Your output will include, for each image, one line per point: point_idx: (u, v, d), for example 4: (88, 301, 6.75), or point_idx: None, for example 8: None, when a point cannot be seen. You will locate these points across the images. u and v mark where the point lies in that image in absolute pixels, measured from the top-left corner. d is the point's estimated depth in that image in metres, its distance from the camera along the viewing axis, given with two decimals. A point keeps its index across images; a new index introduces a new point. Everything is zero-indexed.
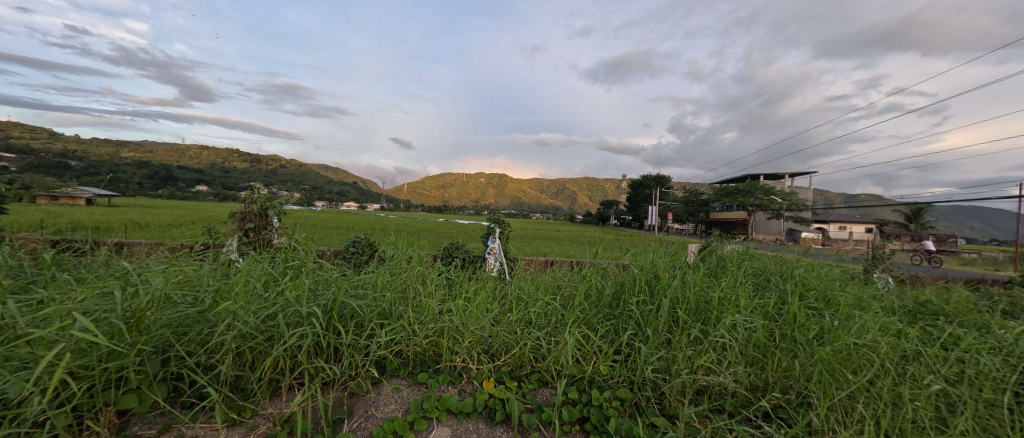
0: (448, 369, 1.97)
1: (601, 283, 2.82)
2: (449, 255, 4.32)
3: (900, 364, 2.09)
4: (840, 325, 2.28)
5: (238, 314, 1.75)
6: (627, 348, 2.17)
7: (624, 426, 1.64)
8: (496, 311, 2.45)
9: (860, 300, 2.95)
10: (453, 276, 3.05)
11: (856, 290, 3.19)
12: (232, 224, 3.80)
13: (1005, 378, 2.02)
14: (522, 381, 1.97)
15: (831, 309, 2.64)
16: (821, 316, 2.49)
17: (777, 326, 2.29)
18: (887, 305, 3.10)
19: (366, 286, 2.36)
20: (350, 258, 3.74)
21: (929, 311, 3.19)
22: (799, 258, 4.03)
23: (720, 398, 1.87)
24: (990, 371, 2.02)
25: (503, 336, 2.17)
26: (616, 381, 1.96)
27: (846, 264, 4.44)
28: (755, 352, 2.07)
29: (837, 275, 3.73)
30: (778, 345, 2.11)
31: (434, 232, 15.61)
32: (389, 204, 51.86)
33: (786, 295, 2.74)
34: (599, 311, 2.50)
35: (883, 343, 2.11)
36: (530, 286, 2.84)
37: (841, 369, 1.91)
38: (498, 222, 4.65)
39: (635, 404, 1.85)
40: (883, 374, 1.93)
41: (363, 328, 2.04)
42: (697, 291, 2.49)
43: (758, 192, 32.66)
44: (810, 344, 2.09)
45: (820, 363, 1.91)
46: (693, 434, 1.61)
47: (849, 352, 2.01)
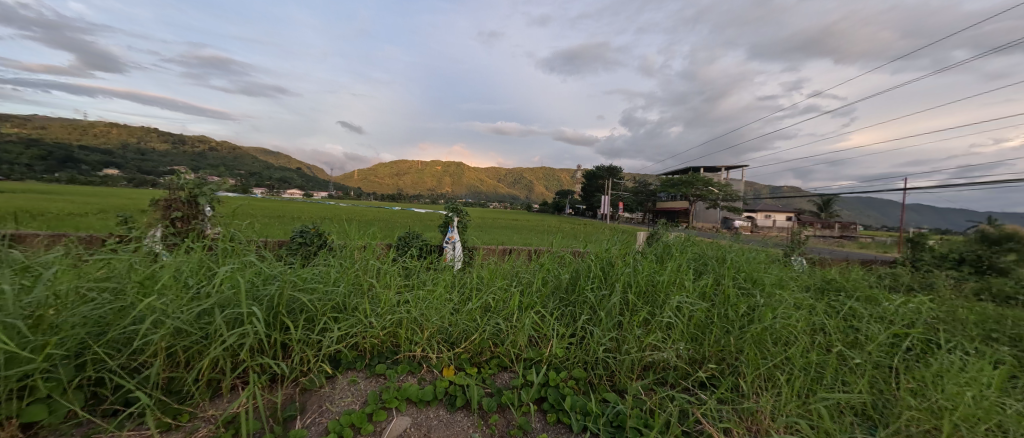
0: (407, 360, 1.95)
1: (559, 271, 2.91)
2: (405, 245, 4.24)
3: (811, 334, 2.40)
4: (765, 303, 2.57)
5: (167, 310, 1.59)
6: (581, 331, 2.28)
7: (579, 403, 1.74)
8: (455, 300, 2.45)
9: (782, 280, 3.32)
10: (410, 266, 2.99)
11: (778, 272, 3.61)
12: (154, 213, 3.43)
13: (888, 342, 2.41)
14: (482, 367, 2.01)
15: (757, 288, 2.97)
16: (750, 295, 2.79)
17: (715, 307, 2.51)
18: (802, 284, 3.55)
19: (316, 279, 2.24)
20: (297, 249, 3.53)
21: (833, 287, 3.70)
22: (732, 244, 4.46)
23: (663, 371, 2.04)
24: (877, 336, 2.40)
25: (463, 324, 2.18)
26: (572, 362, 2.07)
27: (770, 249, 4.98)
28: (695, 330, 2.26)
29: (762, 259, 4.17)
30: (714, 322, 2.34)
31: (387, 221, 15.05)
32: (338, 193, 49.28)
33: (722, 277, 3.03)
34: (557, 298, 2.58)
35: (797, 317, 2.42)
36: (488, 274, 2.88)
37: (765, 342, 2.16)
38: (455, 212, 4.60)
39: (588, 382, 1.97)
40: (798, 344, 2.20)
41: (314, 323, 1.95)
42: (647, 276, 2.67)
43: (699, 184, 35.05)
44: (742, 322, 2.33)
45: (747, 337, 2.15)
46: (640, 407, 1.74)
47: (772, 326, 2.28)
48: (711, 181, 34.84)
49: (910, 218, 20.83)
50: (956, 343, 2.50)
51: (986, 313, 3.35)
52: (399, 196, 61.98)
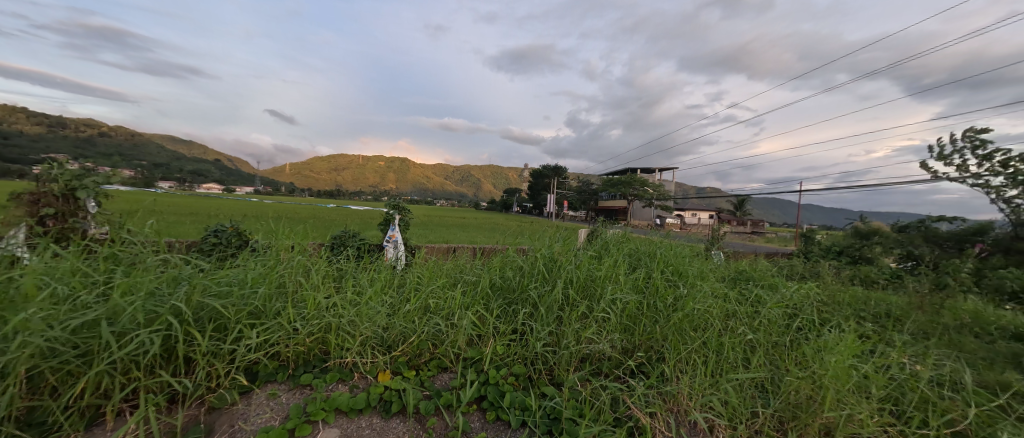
0: (337, 367, 1.83)
1: (503, 268, 2.92)
2: (341, 244, 3.98)
3: (725, 319, 2.68)
4: (688, 293, 2.81)
5: (27, 325, 1.33)
6: (522, 327, 2.31)
7: (518, 399, 1.76)
8: (393, 302, 2.35)
9: (703, 273, 3.66)
10: (345, 267, 2.81)
11: (700, 265, 3.98)
12: (15, 209, 2.82)
13: (784, 324, 2.77)
14: (421, 369, 1.96)
15: (682, 280, 3.24)
16: (676, 287, 3.04)
17: (646, 298, 2.70)
18: (719, 275, 3.96)
19: (231, 283, 2.00)
20: (211, 251, 3.15)
21: (744, 277, 4.17)
22: (662, 240, 4.82)
23: (598, 362, 2.15)
24: (776, 319, 2.76)
25: (400, 326, 2.10)
26: (512, 358, 2.09)
27: (694, 244, 5.48)
28: (627, 322, 2.41)
29: (688, 253, 4.56)
30: (645, 313, 2.50)
31: (323, 219, 14.01)
32: (266, 188, 44.91)
33: (652, 271, 3.26)
34: (499, 295, 2.59)
35: (714, 305, 2.68)
36: (429, 274, 2.80)
37: (687, 329, 2.36)
38: (397, 209, 4.41)
39: (527, 378, 2.00)
40: (714, 329, 2.44)
41: (226, 332, 1.74)
42: (586, 272, 2.78)
43: (636, 184, 37.46)
44: (668, 312, 2.52)
45: (672, 326, 2.34)
46: (575, 398, 1.80)
47: (693, 314, 2.50)
48: (647, 181, 37.41)
49: (806, 216, 24.19)
50: (834, 322, 2.95)
51: (857, 296, 4.01)
52: (338, 192, 58.19)
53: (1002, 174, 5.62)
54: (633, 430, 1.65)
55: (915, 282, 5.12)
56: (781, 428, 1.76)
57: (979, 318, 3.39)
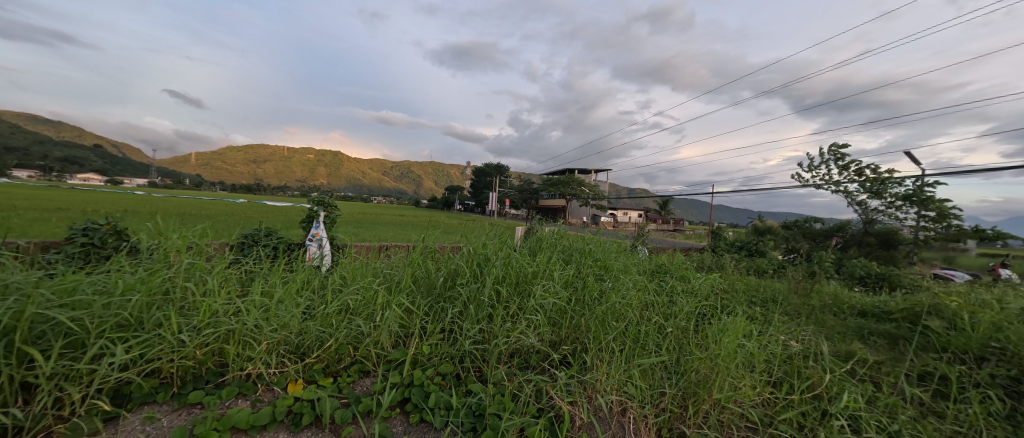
0: (237, 381, 1.65)
1: (435, 266, 2.84)
2: (254, 243, 3.59)
3: (644, 309, 2.91)
4: (612, 286, 3.00)
5: None
6: (450, 326, 2.27)
7: (443, 398, 1.74)
8: (308, 305, 2.17)
9: (627, 267, 3.94)
10: (254, 269, 2.54)
11: (625, 260, 4.28)
12: None
13: (692, 312, 3.09)
14: (339, 376, 1.84)
15: (608, 274, 3.45)
16: (602, 280, 3.23)
17: (574, 292, 2.81)
18: (641, 268, 4.29)
19: (94, 291, 1.69)
20: (77, 253, 2.64)
21: (663, 270, 4.57)
22: (593, 236, 5.08)
23: (527, 355, 2.20)
24: (686, 308, 3.06)
25: (315, 331, 1.95)
26: (439, 358, 2.05)
27: (622, 241, 5.86)
28: (555, 315, 2.49)
29: (615, 249, 4.87)
30: (572, 306, 2.61)
31: (238, 216, 12.55)
32: (165, 181, 38.94)
33: (581, 266, 3.42)
34: (429, 294, 2.52)
35: (634, 297, 2.90)
36: (353, 273, 2.64)
37: (610, 320, 2.51)
38: (322, 206, 4.09)
39: (455, 376, 1.98)
40: (633, 319, 2.64)
41: (85, 349, 1.47)
42: (518, 268, 2.82)
43: (573, 184, 39.14)
44: (593, 305, 2.65)
45: (596, 318, 2.47)
46: (501, 392, 1.83)
47: (616, 306, 2.67)
48: (583, 181, 39.29)
49: (717, 215, 27.30)
50: (732, 308, 3.36)
51: (751, 284, 4.62)
52: (258, 186, 52.43)
53: (856, 181, 6.88)
54: (555, 419, 1.71)
55: (795, 271, 6.05)
56: (684, 404, 1.96)
57: (838, 300, 4.11)
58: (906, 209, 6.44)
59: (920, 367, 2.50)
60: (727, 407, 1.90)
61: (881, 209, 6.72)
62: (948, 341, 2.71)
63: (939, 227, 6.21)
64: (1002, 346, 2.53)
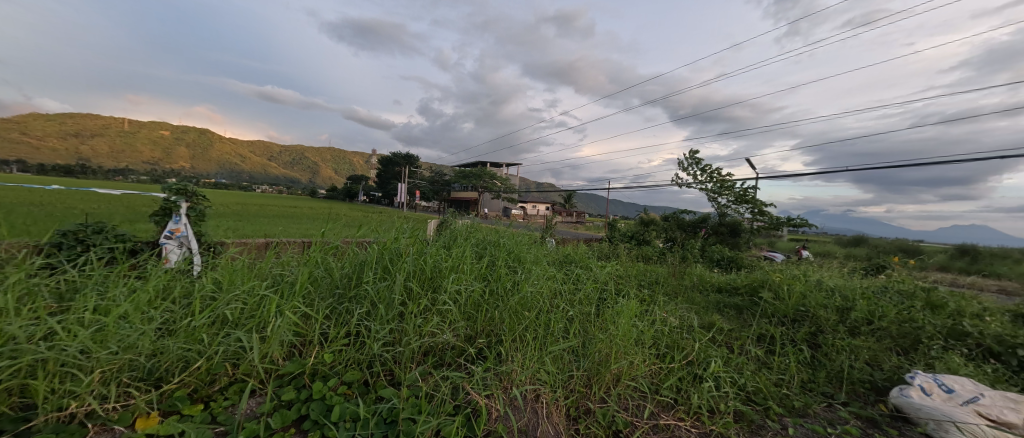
0: (53, 425, 1.27)
1: (337, 262, 2.55)
2: (80, 242, 2.79)
3: (553, 297, 3.07)
4: (525, 278, 3.10)
5: None
6: (356, 329, 2.08)
7: (348, 409, 1.58)
8: (167, 319, 1.78)
9: (538, 258, 4.12)
10: (81, 277, 1.97)
11: (536, 251, 4.47)
12: None
13: (594, 298, 3.38)
14: (213, 400, 1.55)
15: (520, 265, 3.56)
16: (515, 272, 3.32)
17: (489, 285, 2.82)
18: (550, 259, 4.53)
19: None
20: None
21: (569, 259, 4.91)
22: (506, 229, 5.19)
23: (442, 352, 2.14)
24: (589, 296, 3.33)
25: (178, 350, 1.61)
26: (343, 365, 1.87)
27: (532, 233, 6.12)
28: (470, 309, 2.47)
29: (526, 241, 5.06)
30: (487, 300, 2.61)
31: (54, 207, 9.61)
32: None
33: (495, 259, 3.46)
34: (330, 294, 2.26)
35: (544, 287, 3.03)
36: (231, 277, 2.24)
37: (523, 311, 2.58)
38: (184, 195, 3.35)
39: (363, 383, 1.83)
40: (544, 307, 2.76)
41: None
42: (432, 263, 2.71)
43: (485, 177, 39.50)
44: (507, 296, 2.70)
45: (510, 310, 2.51)
46: (415, 394, 1.74)
47: (528, 297, 2.76)
48: (495, 175, 39.94)
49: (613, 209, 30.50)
50: (626, 292, 3.79)
51: (640, 270, 5.27)
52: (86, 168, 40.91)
53: (708, 183, 8.36)
54: (471, 414, 1.70)
55: (673, 257, 7.10)
56: (589, 383, 2.13)
57: (703, 280, 4.94)
58: (741, 206, 8.09)
59: (757, 330, 3.16)
60: (624, 381, 2.14)
61: (729, 204, 8.29)
62: (774, 308, 3.48)
63: (765, 217, 7.91)
64: (806, 309, 3.35)
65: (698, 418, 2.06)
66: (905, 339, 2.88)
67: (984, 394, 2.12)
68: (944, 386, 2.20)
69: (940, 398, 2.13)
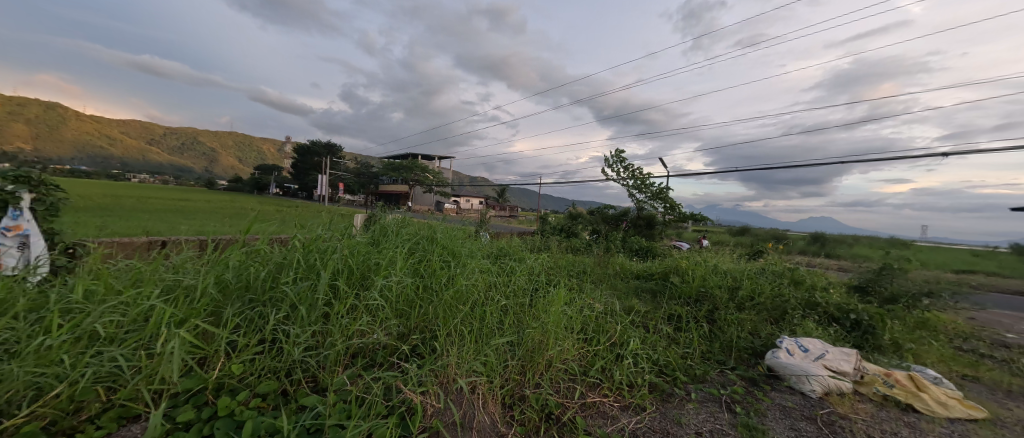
0: None
1: (247, 261, 2.26)
2: None
3: (487, 290, 3.11)
4: (459, 272, 3.08)
5: None
6: (272, 334, 1.88)
7: (264, 423, 1.43)
8: (8, 340, 1.43)
9: (472, 252, 4.12)
10: None
11: (470, 245, 4.47)
12: None
13: (526, 288, 3.50)
14: (83, 431, 1.30)
15: (454, 260, 3.53)
16: (448, 267, 3.28)
17: (422, 280, 2.75)
18: (484, 253, 4.57)
19: None
20: None
21: (502, 253, 5.00)
22: (439, 223, 5.09)
23: (373, 353, 2.05)
24: (522, 287, 3.45)
25: (28, 376, 1.31)
26: (256, 376, 1.69)
27: (466, 227, 6.09)
28: (402, 306, 2.39)
29: (460, 235, 5.02)
30: (420, 296, 2.55)
31: None
32: None
33: (429, 254, 3.38)
34: (239, 298, 2.00)
35: (478, 280, 3.05)
36: (102, 284, 1.86)
37: (458, 305, 2.58)
38: (29, 185, 2.67)
39: (280, 393, 1.67)
40: (479, 300, 2.79)
41: None
42: (360, 260, 2.56)
43: (417, 170, 38.06)
44: (441, 291, 2.66)
45: (445, 305, 2.49)
46: (343, 399, 1.64)
47: (463, 291, 2.76)
48: (427, 168, 38.74)
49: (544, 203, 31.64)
50: (557, 282, 3.98)
51: (569, 261, 5.58)
52: None
53: (628, 180, 9.12)
54: (406, 413, 1.67)
55: (598, 248, 7.63)
56: (524, 371, 2.21)
57: (624, 268, 5.40)
58: (655, 201, 8.98)
59: (668, 311, 3.56)
60: (556, 366, 2.26)
61: (645, 199, 9.13)
62: (682, 290, 3.95)
63: (675, 212, 8.89)
64: (706, 290, 3.87)
65: (620, 393, 2.27)
66: (776, 311, 3.49)
67: (829, 351, 2.66)
68: (803, 347, 2.72)
69: (799, 357, 2.62)
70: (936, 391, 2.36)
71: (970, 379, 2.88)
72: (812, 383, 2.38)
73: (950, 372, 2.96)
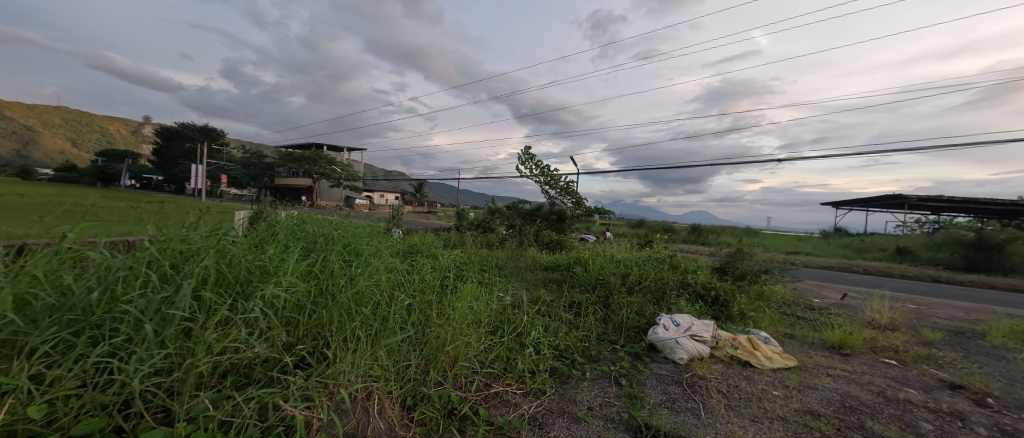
0: None
1: (66, 271, 1.75)
2: None
3: (391, 290, 2.95)
4: (361, 272, 2.86)
5: None
6: (103, 362, 1.50)
7: None
8: None
9: (379, 250, 3.88)
10: None
11: (377, 243, 4.20)
12: None
13: (435, 286, 3.42)
14: None
15: (356, 259, 3.28)
16: (349, 267, 3.03)
17: (316, 283, 2.48)
18: (393, 251, 4.35)
19: None
20: None
21: (413, 250, 4.82)
22: (342, 220, 4.67)
23: (248, 369, 1.80)
24: (431, 285, 3.36)
25: None
26: (74, 415, 1.35)
27: (375, 223, 5.71)
28: (290, 313, 2.13)
29: (367, 232, 4.68)
30: (313, 300, 2.30)
31: None
32: None
33: (325, 254, 3.07)
34: (52, 317, 1.55)
35: (383, 280, 2.88)
36: None
37: (357, 307, 2.39)
38: None
39: (112, 432, 1.37)
40: (382, 301, 2.64)
41: None
42: (237, 263, 2.19)
43: (321, 162, 34.44)
44: (338, 293, 2.44)
45: (342, 308, 2.28)
46: (203, 427, 1.41)
47: (364, 293, 2.56)
48: (333, 160, 35.36)
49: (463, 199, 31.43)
50: (468, 277, 3.98)
51: (483, 256, 5.63)
52: None
53: (541, 177, 9.53)
54: (284, 432, 1.51)
55: (513, 243, 7.84)
56: (426, 369, 2.16)
57: (535, 261, 5.65)
58: (565, 197, 9.56)
59: (570, 299, 3.84)
60: (460, 361, 2.26)
61: (556, 195, 9.66)
62: (583, 279, 4.29)
63: (582, 207, 9.59)
64: (603, 278, 4.26)
65: (522, 381, 2.38)
66: (657, 293, 4.01)
67: (694, 324, 3.15)
68: (676, 322, 3.17)
69: (673, 330, 3.05)
70: (765, 348, 2.97)
71: (789, 336, 3.70)
72: (680, 351, 2.80)
73: (776, 332, 3.76)
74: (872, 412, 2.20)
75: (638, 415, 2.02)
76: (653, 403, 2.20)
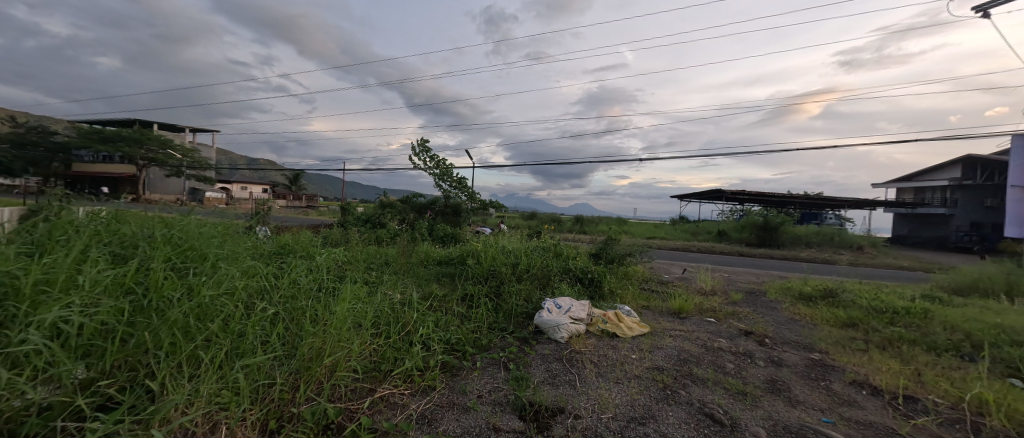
0: None
1: None
2: None
3: (249, 300, 2.50)
4: (206, 280, 2.34)
5: None
6: None
7: None
8: None
9: (235, 252, 3.26)
10: None
11: (233, 245, 3.51)
12: None
13: (309, 290, 3.03)
14: None
15: (199, 265, 2.68)
16: (188, 275, 2.45)
17: (135, 298, 1.94)
18: (255, 253, 3.69)
19: None
20: None
21: (283, 251, 4.18)
22: (182, 217, 3.75)
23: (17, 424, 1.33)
24: (304, 290, 2.96)
25: None
26: None
27: (232, 220, 4.74)
28: (92, 340, 1.63)
29: (219, 232, 3.85)
30: (132, 319, 1.80)
31: None
32: None
33: (151, 260, 2.42)
34: None
35: (238, 288, 2.42)
36: None
37: (200, 323, 1.96)
38: None
39: None
40: (238, 314, 2.22)
41: None
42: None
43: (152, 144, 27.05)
44: (171, 307, 1.96)
45: (179, 326, 1.84)
46: None
47: (211, 305, 2.11)
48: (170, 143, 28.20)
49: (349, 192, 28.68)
50: (351, 277, 3.64)
51: (370, 253, 5.23)
52: None
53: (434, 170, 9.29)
54: None
55: (405, 238, 7.48)
56: (295, 386, 1.93)
57: (428, 256, 5.49)
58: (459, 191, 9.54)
59: (463, 292, 3.87)
60: (339, 370, 2.07)
61: (450, 189, 9.56)
62: (476, 271, 4.35)
63: (476, 201, 9.71)
64: (495, 268, 4.40)
65: (410, 380, 2.31)
66: (544, 280, 4.33)
67: (573, 305, 3.51)
68: (558, 305, 3.48)
69: (556, 313, 3.34)
70: (628, 320, 3.49)
71: (645, 308, 4.41)
72: (562, 331, 3.09)
73: (637, 305, 4.46)
74: (698, 360, 2.79)
75: (523, 395, 2.17)
76: (537, 382, 2.39)
